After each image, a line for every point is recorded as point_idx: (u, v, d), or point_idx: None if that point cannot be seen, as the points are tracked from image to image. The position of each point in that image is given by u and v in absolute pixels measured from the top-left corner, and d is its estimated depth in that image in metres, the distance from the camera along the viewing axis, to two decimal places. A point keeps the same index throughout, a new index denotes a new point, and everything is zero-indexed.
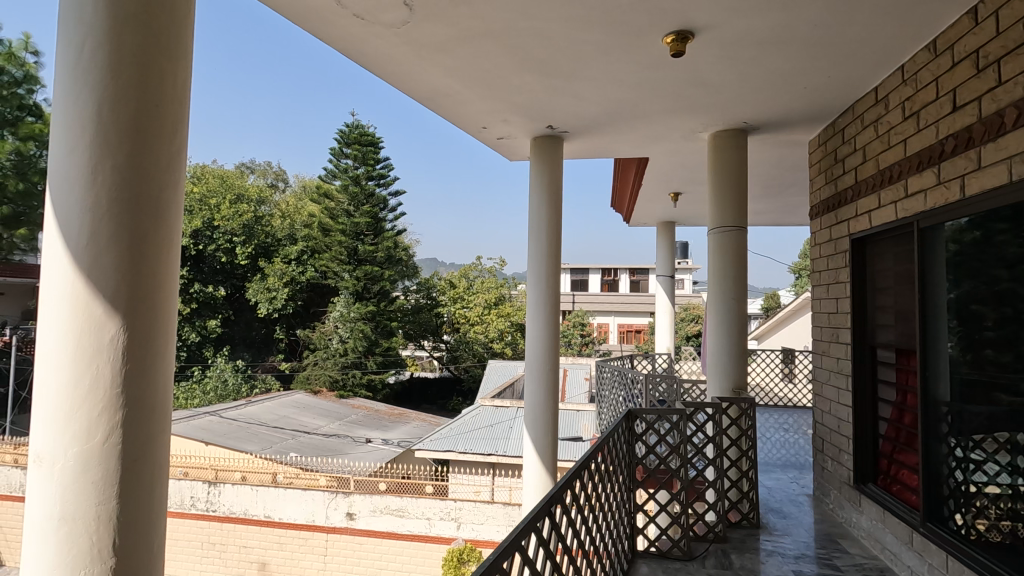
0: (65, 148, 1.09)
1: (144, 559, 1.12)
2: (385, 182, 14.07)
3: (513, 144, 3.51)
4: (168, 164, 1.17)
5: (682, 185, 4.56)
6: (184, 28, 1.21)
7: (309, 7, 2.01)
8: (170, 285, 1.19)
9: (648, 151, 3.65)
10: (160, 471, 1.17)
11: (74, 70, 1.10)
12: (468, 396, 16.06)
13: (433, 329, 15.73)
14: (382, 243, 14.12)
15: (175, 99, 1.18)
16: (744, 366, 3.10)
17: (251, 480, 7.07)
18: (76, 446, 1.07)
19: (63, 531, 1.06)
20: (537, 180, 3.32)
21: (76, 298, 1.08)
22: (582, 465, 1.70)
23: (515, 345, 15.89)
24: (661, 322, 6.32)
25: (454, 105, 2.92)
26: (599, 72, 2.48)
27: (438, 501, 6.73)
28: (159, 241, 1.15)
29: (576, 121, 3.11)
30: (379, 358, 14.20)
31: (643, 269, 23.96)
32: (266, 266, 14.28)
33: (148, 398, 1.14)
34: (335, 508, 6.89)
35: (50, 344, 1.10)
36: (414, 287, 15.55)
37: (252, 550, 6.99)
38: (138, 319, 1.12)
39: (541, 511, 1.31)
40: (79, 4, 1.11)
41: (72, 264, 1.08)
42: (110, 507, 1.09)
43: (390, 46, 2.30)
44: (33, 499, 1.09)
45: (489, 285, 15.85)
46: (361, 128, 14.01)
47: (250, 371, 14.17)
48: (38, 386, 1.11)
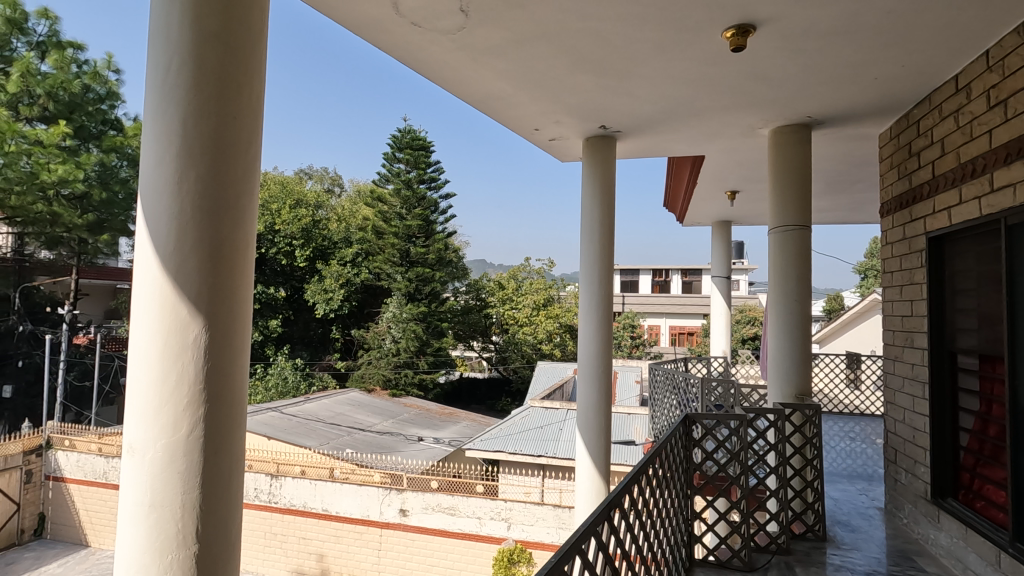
0: (155, 160, 1.18)
1: (221, 547, 1.18)
2: (436, 185, 14.44)
3: (565, 145, 3.50)
4: (245, 172, 1.24)
5: (740, 183, 4.42)
6: (258, 42, 1.26)
7: (368, 15, 2.07)
8: (244, 287, 1.25)
9: (704, 149, 3.55)
10: (238, 464, 1.24)
11: (162, 88, 1.17)
12: (518, 397, 16.07)
13: (482, 330, 15.96)
14: (433, 245, 14.42)
15: (250, 110, 1.24)
16: (808, 371, 2.96)
17: (310, 474, 7.35)
18: (164, 438, 1.15)
19: (153, 517, 1.14)
20: (590, 181, 3.29)
21: (164, 299, 1.16)
22: (640, 470, 1.67)
23: (564, 347, 15.78)
24: (716, 324, 6.12)
25: (507, 107, 2.93)
26: (653, 70, 2.44)
27: (488, 501, 6.77)
28: (236, 246, 1.21)
29: (629, 121, 3.07)
30: (430, 358, 14.51)
31: (696, 269, 23.40)
32: (323, 267, 14.78)
33: (228, 393, 1.21)
34: (389, 504, 7.07)
35: (142, 342, 1.18)
36: (464, 288, 15.87)
37: (312, 542, 7.28)
38: (219, 321, 1.19)
39: (600, 515, 1.30)
40: (166, 24, 1.18)
41: (159, 266, 1.16)
42: (194, 496, 1.16)
43: (445, 51, 2.34)
44: (127, 485, 1.18)
45: (538, 286, 15.84)
46: (412, 132, 14.32)
47: (308, 368, 14.64)
48: (131, 381, 1.19)
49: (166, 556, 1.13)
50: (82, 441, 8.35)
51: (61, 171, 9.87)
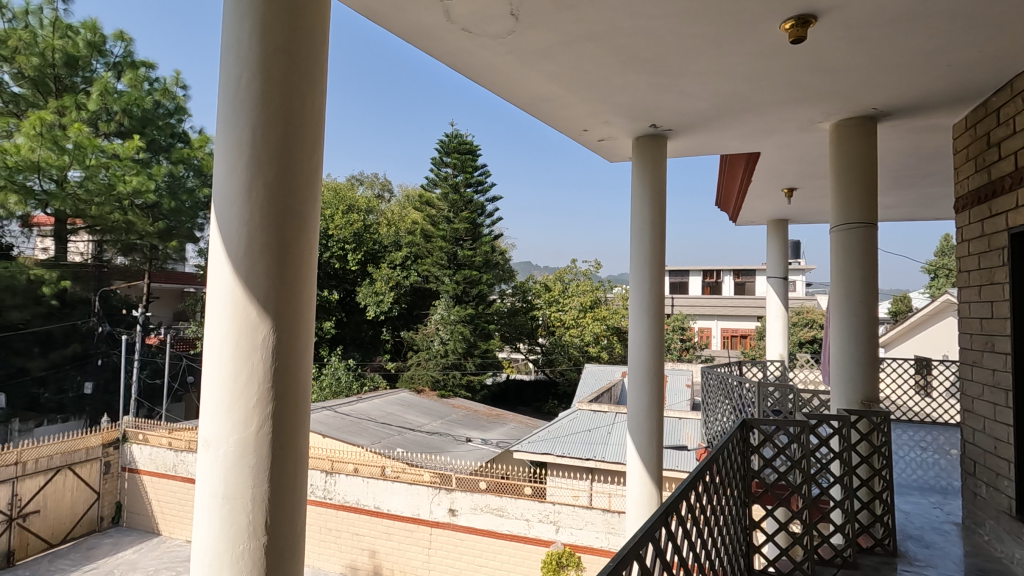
0: (227, 169, 1.24)
1: (287, 538, 1.23)
2: (483, 189, 14.60)
3: (614, 145, 3.46)
4: (308, 178, 1.29)
5: (797, 179, 4.24)
6: (320, 54, 1.31)
7: (421, 23, 2.11)
8: (308, 290, 1.30)
9: (759, 145, 3.44)
10: (303, 460, 1.29)
11: (233, 101, 1.24)
12: (565, 399, 16.00)
13: (528, 332, 16.01)
14: (480, 247, 14.61)
15: (313, 119, 1.29)
16: (874, 376, 2.81)
17: (363, 472, 7.55)
18: (237, 432, 1.21)
19: (227, 508, 1.20)
20: (640, 181, 3.25)
21: (236, 301, 1.22)
22: (696, 476, 1.64)
23: (612, 349, 15.55)
24: (772, 326, 5.89)
25: (556, 109, 2.93)
26: (707, 66, 2.38)
27: (537, 503, 6.76)
28: (300, 250, 1.26)
29: (681, 119, 3.01)
30: (477, 360, 14.67)
31: (749, 270, 22.69)
32: (374, 271, 15.10)
33: (293, 390, 1.26)
34: (438, 504, 7.17)
35: (216, 340, 1.25)
36: (510, 290, 15.95)
37: (364, 538, 7.48)
38: (285, 321, 1.24)
39: (657, 520, 1.28)
40: (237, 39, 1.24)
41: (231, 270, 1.22)
42: (263, 489, 1.21)
43: (495, 56, 2.36)
44: (203, 479, 1.24)
45: (585, 288, 15.70)
46: (460, 137, 14.58)
47: (360, 369, 15.01)
48: (206, 378, 1.26)
49: (238, 546, 1.19)
50: (154, 435, 8.89)
51: (135, 182, 10.51)
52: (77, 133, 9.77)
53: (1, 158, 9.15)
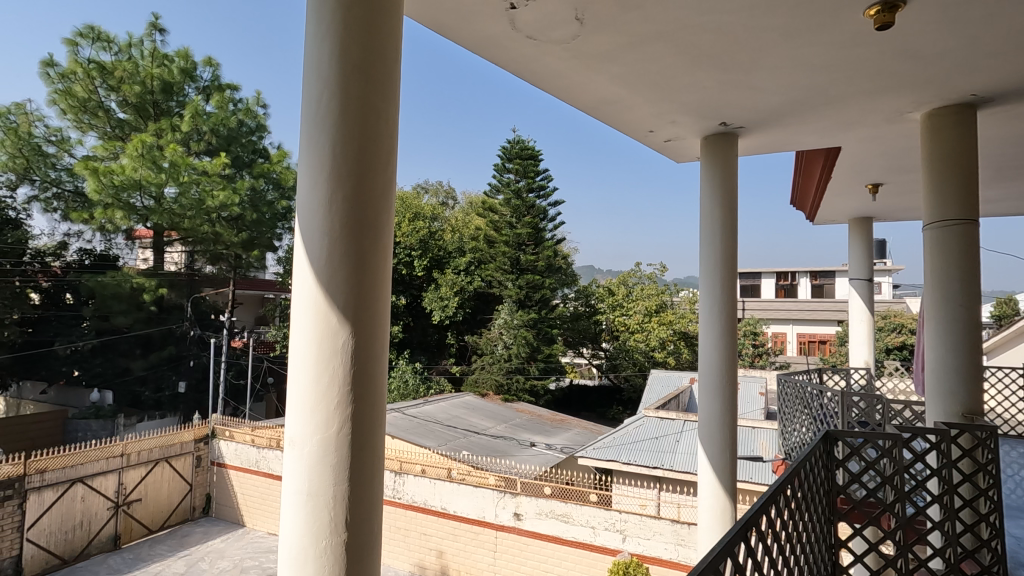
0: (308, 184, 1.31)
1: (364, 535, 1.28)
2: (544, 193, 14.75)
3: (682, 145, 3.37)
4: (382, 187, 1.34)
5: (884, 174, 3.95)
6: (392, 69, 1.36)
7: (486, 34, 2.15)
8: (382, 297, 1.34)
9: (840, 140, 3.24)
10: (379, 460, 1.33)
11: (314, 118, 1.30)
12: (629, 406, 15.76)
13: (592, 337, 15.89)
14: (543, 252, 14.79)
15: (387, 132, 1.34)
16: (979, 388, 2.56)
17: (430, 473, 7.72)
18: (318, 434, 1.27)
19: (310, 506, 1.26)
20: (709, 181, 3.14)
21: (318, 308, 1.28)
22: (777, 490, 1.56)
23: (678, 355, 15.06)
24: (855, 332, 5.51)
25: (620, 112, 2.90)
26: (782, 59, 2.27)
27: (603, 511, 6.63)
28: (375, 260, 1.32)
29: (752, 115, 2.88)
30: (541, 364, 14.72)
31: (827, 271, 21.46)
32: (439, 276, 15.34)
33: (369, 393, 1.31)
34: (504, 507, 7.21)
35: (300, 344, 1.32)
36: (573, 294, 16.00)
37: (432, 538, 7.64)
38: (362, 326, 1.30)
39: (736, 534, 1.23)
40: (317, 60, 1.31)
41: (313, 279, 1.29)
42: (343, 488, 1.27)
43: (559, 61, 2.36)
44: (289, 476, 1.31)
45: (649, 291, 15.27)
46: (521, 143, 14.77)
47: (426, 372, 15.33)
48: (291, 380, 1.34)
49: (321, 541, 1.25)
50: (239, 432, 9.50)
51: (222, 197, 11.26)
52: (172, 152, 10.71)
53: (109, 178, 10.24)
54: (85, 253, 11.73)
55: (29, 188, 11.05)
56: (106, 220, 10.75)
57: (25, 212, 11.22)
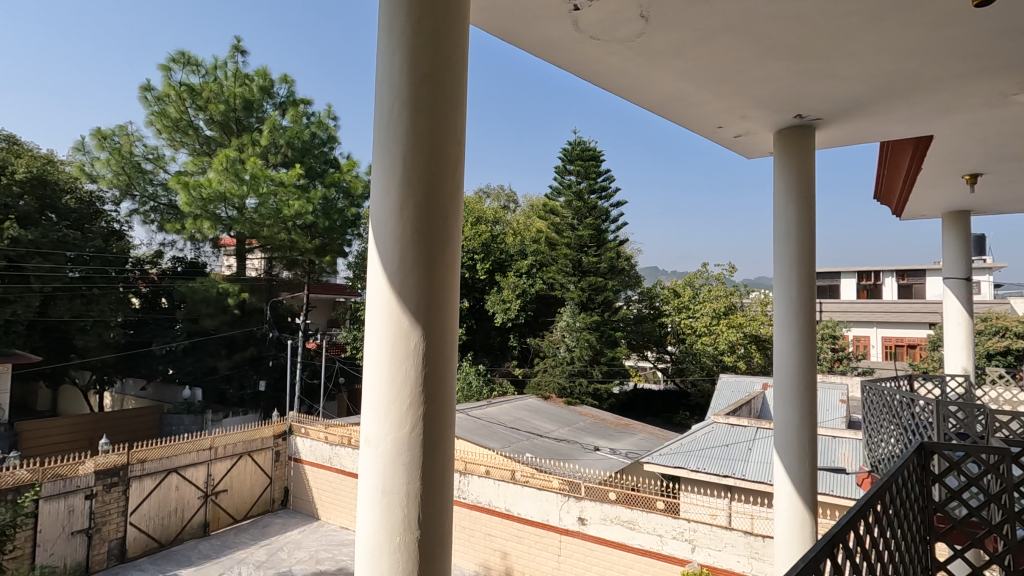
0: (381, 192, 1.35)
1: (436, 533, 1.31)
2: (607, 194, 14.65)
3: (752, 141, 3.23)
4: (451, 190, 1.37)
5: (983, 163, 3.62)
6: (458, 75, 1.39)
7: (549, 36, 2.15)
8: (451, 300, 1.37)
9: (931, 128, 3.00)
10: (449, 461, 1.36)
11: (386, 127, 1.35)
12: (697, 411, 15.27)
13: (657, 340, 15.57)
14: (605, 254, 14.61)
15: (454, 139, 1.37)
16: None
17: (494, 475, 7.80)
18: (392, 433, 1.31)
19: (384, 503, 1.31)
20: (783, 176, 2.98)
21: (391, 311, 1.33)
22: (866, 503, 1.46)
23: (749, 359, 14.36)
24: (952, 336, 5.08)
25: (687, 108, 2.82)
26: (865, 44, 2.13)
27: (670, 519, 6.46)
28: (444, 264, 1.35)
29: (831, 107, 2.73)
30: (604, 368, 14.58)
31: (916, 270, 19.92)
32: (501, 279, 15.41)
33: (439, 393, 1.34)
34: (568, 511, 7.17)
35: (374, 347, 1.37)
36: (637, 297, 15.73)
37: (496, 539, 7.70)
38: (433, 328, 1.33)
39: (822, 550, 1.16)
40: (388, 71, 1.36)
41: (386, 283, 1.33)
42: (416, 485, 1.30)
43: (623, 60, 2.33)
44: (365, 473, 1.36)
45: (717, 293, 14.65)
46: (582, 144, 14.69)
47: (489, 374, 15.37)
48: (366, 380, 1.39)
49: (395, 537, 1.29)
50: (314, 429, 9.98)
51: (297, 207, 11.83)
52: (252, 165, 11.45)
53: (198, 191, 11.11)
54: (178, 261, 12.83)
55: (130, 203, 12.20)
56: (196, 229, 11.67)
57: (127, 223, 12.39)
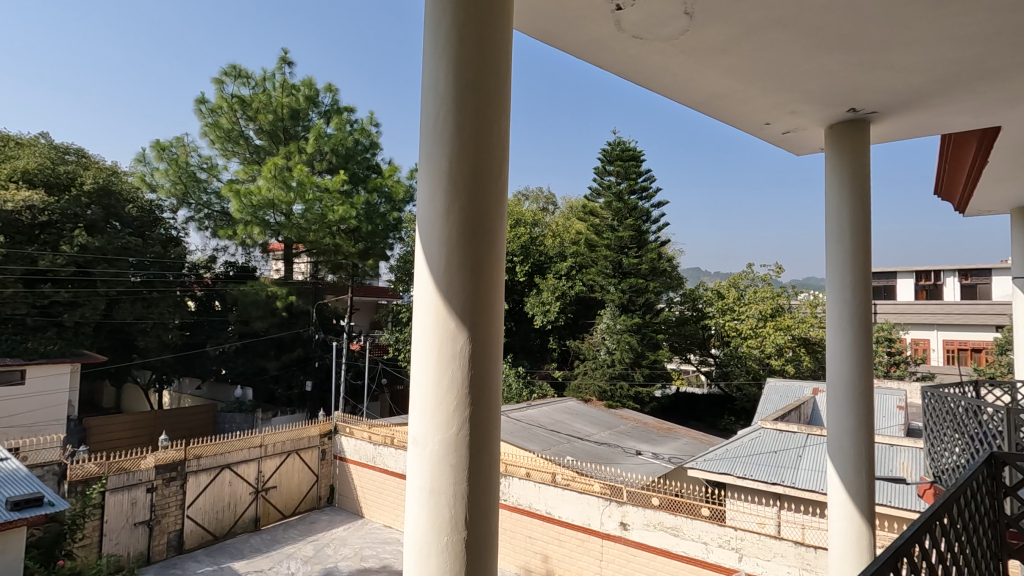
0: (428, 196, 1.37)
1: (482, 533, 1.32)
2: (647, 195, 14.51)
3: (802, 137, 3.13)
4: (495, 193, 1.38)
5: None
6: (502, 79, 1.40)
7: (591, 37, 2.14)
8: (496, 303, 1.38)
9: (999, 119, 2.83)
10: (494, 463, 1.37)
11: (432, 133, 1.37)
12: (743, 416, 14.88)
13: (700, 343, 15.29)
14: (646, 255, 14.43)
15: (499, 143, 1.39)
16: None
17: (534, 477, 7.80)
18: (439, 433, 1.33)
19: (432, 503, 1.33)
20: (836, 173, 2.87)
21: (437, 313, 1.34)
22: (932, 517, 1.39)
23: (798, 363, 13.84)
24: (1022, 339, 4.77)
25: (732, 106, 2.75)
26: (927, 32, 2.03)
27: (716, 527, 6.29)
28: (490, 267, 1.36)
29: (888, 99, 2.61)
30: (645, 371, 14.38)
31: (981, 269, 18.82)
32: (541, 282, 15.38)
33: (484, 395, 1.35)
34: (610, 516, 7.08)
35: (421, 348, 1.39)
36: (679, 298, 15.46)
37: (537, 542, 7.69)
38: (478, 331, 1.34)
39: (886, 564, 1.11)
40: (435, 77, 1.38)
41: (433, 286, 1.35)
42: (462, 486, 1.31)
43: (666, 58, 2.29)
44: (412, 473, 1.38)
45: (763, 294, 14.21)
46: (622, 144, 14.60)
47: (529, 377, 15.21)
48: (414, 381, 1.41)
49: (443, 536, 1.30)
50: (358, 429, 10.22)
51: (341, 212, 12.19)
52: (299, 173, 11.84)
53: (249, 199, 11.59)
54: (230, 265, 13.43)
55: (186, 210, 12.86)
56: (247, 235, 12.16)
57: (183, 230, 13.04)
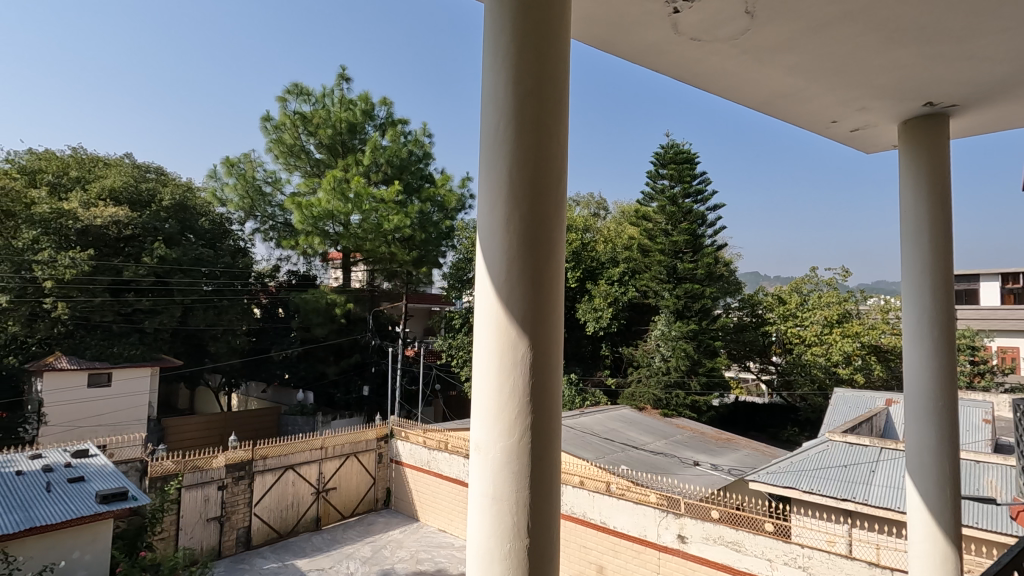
0: (488, 206, 1.39)
1: (545, 541, 1.32)
2: (702, 198, 14.26)
3: (872, 134, 2.97)
4: (555, 201, 1.39)
5: None
6: (561, 90, 1.41)
7: (647, 43, 2.12)
8: (557, 310, 1.39)
9: None
10: (556, 471, 1.37)
11: (492, 145, 1.39)
12: (807, 427, 14.27)
13: (760, 350, 14.83)
14: (702, 259, 14.06)
15: (558, 153, 1.40)
16: None
17: (589, 485, 7.72)
18: (502, 440, 1.34)
19: (494, 509, 1.33)
20: (911, 171, 2.70)
21: (499, 321, 1.36)
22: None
23: (868, 372, 12.92)
24: None
25: (797, 105, 2.65)
26: (1014, 18, 1.88)
27: (781, 543, 6.00)
28: (549, 277, 1.36)
29: (970, 91, 2.44)
30: (702, 379, 13.97)
31: None
32: (592, 288, 15.13)
33: (545, 403, 1.36)
34: (667, 527, 6.89)
35: (483, 355, 1.41)
36: (737, 304, 15.08)
37: (592, 551, 7.59)
38: (539, 339, 1.34)
39: None
40: (494, 89, 1.40)
41: (494, 295, 1.36)
42: (525, 494, 1.32)
43: (726, 60, 2.24)
44: (475, 479, 1.40)
45: (829, 299, 13.52)
46: (676, 147, 14.44)
47: (581, 384, 14.87)
48: (476, 389, 1.43)
49: (505, 544, 1.31)
50: (413, 434, 10.44)
51: (396, 220, 12.43)
52: (356, 184, 12.23)
53: (310, 211, 12.13)
54: (293, 274, 14.09)
55: (253, 222, 13.58)
56: (308, 245, 12.70)
57: (250, 241, 13.78)
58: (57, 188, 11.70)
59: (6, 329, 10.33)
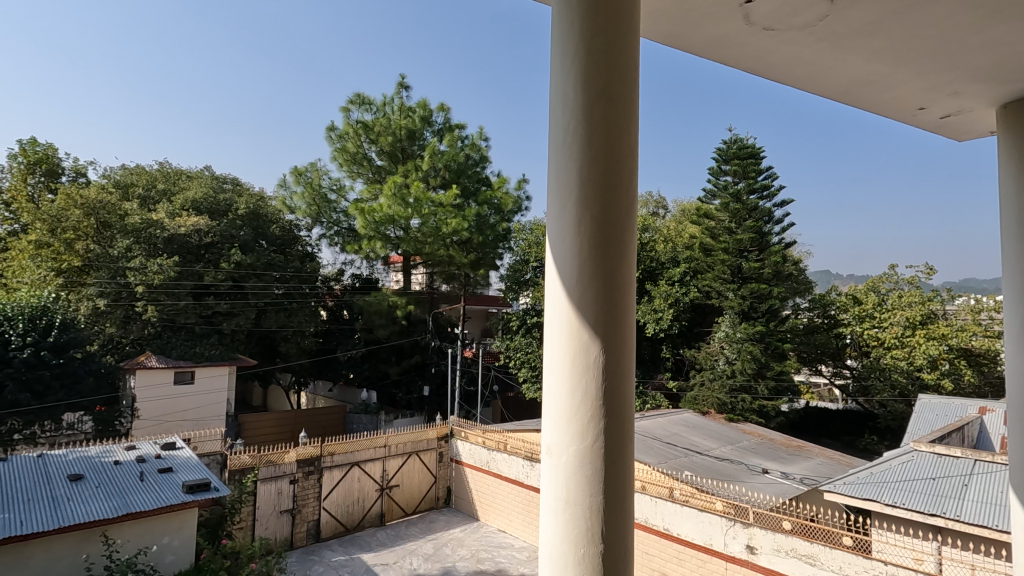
0: (559, 208, 1.38)
1: (618, 547, 1.30)
2: (768, 194, 13.71)
3: (965, 121, 2.75)
4: (626, 202, 1.37)
5: None
6: (632, 89, 1.39)
7: (716, 34, 2.04)
8: (627, 313, 1.37)
9: None
10: (629, 475, 1.35)
11: (562, 147, 1.38)
12: (887, 436, 13.42)
13: (833, 353, 14.09)
14: (769, 258, 13.51)
15: (628, 154, 1.38)
16: None
17: (651, 491, 7.54)
18: (574, 444, 1.33)
19: (567, 514, 1.33)
20: (1012, 158, 2.46)
21: (570, 323, 1.35)
22: None
23: (958, 377, 11.91)
24: None
25: (880, 92, 2.49)
26: None
27: (860, 558, 5.65)
28: (621, 280, 1.34)
29: None
30: (770, 384, 13.41)
31: None
32: (652, 288, 14.74)
33: (617, 407, 1.34)
34: (734, 537, 6.62)
35: (553, 358, 1.40)
36: (807, 304, 14.37)
37: (654, 558, 7.41)
38: (612, 342, 1.32)
39: None
40: (563, 91, 1.39)
41: (566, 298, 1.35)
42: (598, 499, 1.30)
43: (802, 48, 2.13)
44: (546, 482, 1.40)
45: (910, 299, 12.60)
46: (740, 142, 13.98)
47: (641, 387, 14.56)
48: (547, 391, 1.42)
49: (580, 549, 1.30)
50: (473, 434, 10.57)
51: (454, 224, 12.63)
52: (416, 190, 12.50)
53: (372, 216, 12.51)
54: (356, 278, 14.62)
55: (319, 228, 14.17)
56: (370, 249, 13.11)
57: (317, 246, 14.38)
58: (147, 200, 12.75)
59: (104, 330, 11.29)
